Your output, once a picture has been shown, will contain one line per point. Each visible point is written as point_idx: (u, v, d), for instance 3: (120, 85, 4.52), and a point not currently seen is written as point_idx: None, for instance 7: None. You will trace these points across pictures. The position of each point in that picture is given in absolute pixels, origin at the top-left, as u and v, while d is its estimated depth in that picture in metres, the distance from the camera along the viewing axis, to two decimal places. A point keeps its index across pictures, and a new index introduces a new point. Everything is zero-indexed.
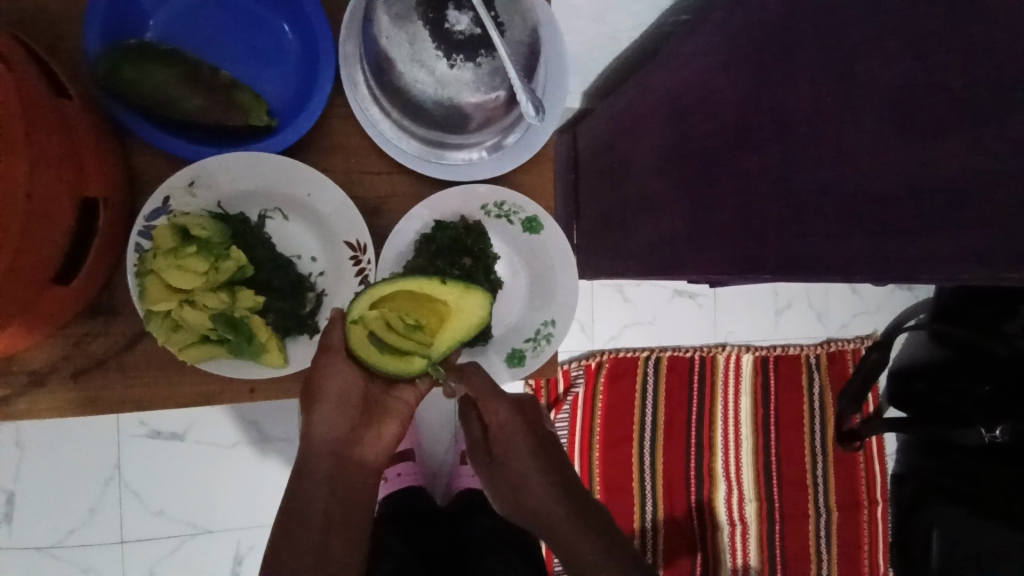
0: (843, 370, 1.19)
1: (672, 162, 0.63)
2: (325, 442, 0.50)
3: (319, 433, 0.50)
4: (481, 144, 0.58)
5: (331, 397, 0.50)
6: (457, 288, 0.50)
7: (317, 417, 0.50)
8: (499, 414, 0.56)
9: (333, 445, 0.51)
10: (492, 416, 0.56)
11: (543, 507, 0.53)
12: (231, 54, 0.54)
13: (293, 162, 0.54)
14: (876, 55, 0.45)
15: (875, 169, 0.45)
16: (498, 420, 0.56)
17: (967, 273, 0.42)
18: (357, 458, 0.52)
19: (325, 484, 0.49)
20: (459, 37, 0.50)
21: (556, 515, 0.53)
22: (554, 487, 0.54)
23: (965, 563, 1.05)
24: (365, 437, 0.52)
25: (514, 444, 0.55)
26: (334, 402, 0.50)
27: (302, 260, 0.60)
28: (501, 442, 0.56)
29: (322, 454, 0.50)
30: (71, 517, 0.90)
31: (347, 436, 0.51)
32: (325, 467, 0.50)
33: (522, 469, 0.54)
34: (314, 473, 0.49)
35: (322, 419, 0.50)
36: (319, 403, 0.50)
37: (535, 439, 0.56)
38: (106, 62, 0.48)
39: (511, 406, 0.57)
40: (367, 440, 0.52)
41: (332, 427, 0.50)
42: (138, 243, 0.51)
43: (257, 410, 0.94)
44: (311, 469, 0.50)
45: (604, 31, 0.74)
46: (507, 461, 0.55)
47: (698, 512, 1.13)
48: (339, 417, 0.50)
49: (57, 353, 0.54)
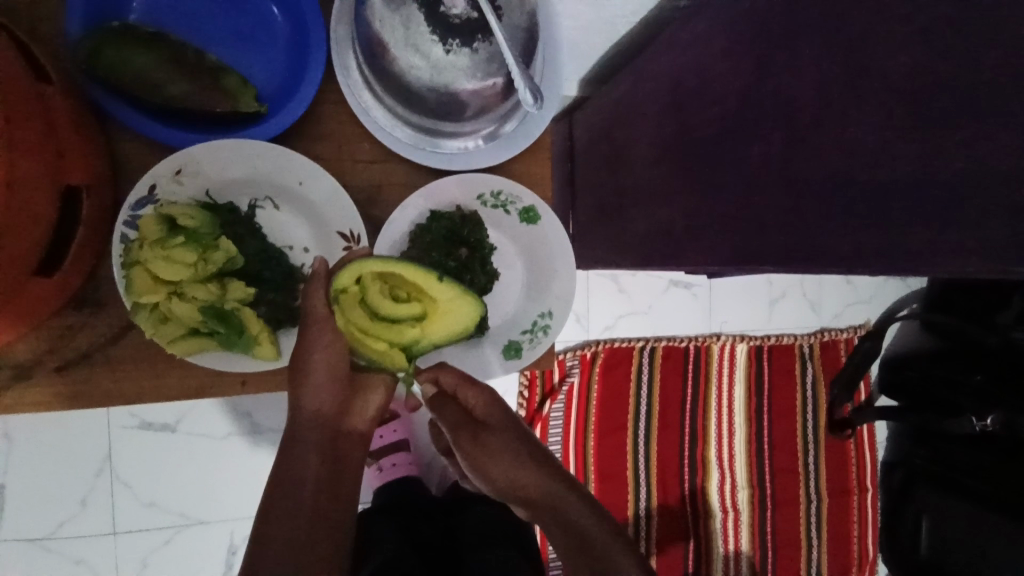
0: (836, 358, 1.19)
1: (670, 151, 0.62)
2: (314, 417, 0.49)
3: (308, 410, 0.49)
4: (477, 132, 0.56)
5: (320, 374, 0.49)
6: (452, 290, 0.50)
7: (306, 395, 0.49)
8: (479, 400, 0.56)
9: (323, 418, 0.49)
10: (475, 401, 0.56)
11: (534, 481, 0.53)
12: (218, 36, 0.53)
13: (282, 149, 0.53)
14: (883, 42, 0.44)
15: (879, 160, 0.44)
16: (480, 407, 0.56)
17: (972, 267, 0.42)
18: (346, 432, 0.51)
19: (317, 458, 0.48)
20: (456, 21, 0.48)
21: (541, 491, 0.53)
22: (538, 465, 0.54)
23: (952, 551, 1.06)
24: (352, 408, 0.51)
25: (499, 427, 0.55)
26: (322, 375, 0.49)
27: (294, 251, 0.59)
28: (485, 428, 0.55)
29: (311, 429, 0.49)
30: (62, 509, 0.89)
31: (336, 409, 0.50)
32: (317, 440, 0.49)
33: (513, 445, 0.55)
34: (306, 447, 0.48)
35: (311, 396, 0.49)
36: (308, 380, 0.49)
37: (515, 423, 0.57)
38: (86, 44, 0.46)
39: (492, 392, 0.57)
40: (355, 411, 0.51)
41: (321, 403, 0.49)
42: (123, 233, 0.50)
43: (249, 401, 0.93)
44: (303, 442, 0.49)
45: (603, 17, 0.72)
46: (493, 441, 0.54)
47: (691, 499, 1.13)
48: (327, 390, 0.49)
49: (41, 346, 0.52)
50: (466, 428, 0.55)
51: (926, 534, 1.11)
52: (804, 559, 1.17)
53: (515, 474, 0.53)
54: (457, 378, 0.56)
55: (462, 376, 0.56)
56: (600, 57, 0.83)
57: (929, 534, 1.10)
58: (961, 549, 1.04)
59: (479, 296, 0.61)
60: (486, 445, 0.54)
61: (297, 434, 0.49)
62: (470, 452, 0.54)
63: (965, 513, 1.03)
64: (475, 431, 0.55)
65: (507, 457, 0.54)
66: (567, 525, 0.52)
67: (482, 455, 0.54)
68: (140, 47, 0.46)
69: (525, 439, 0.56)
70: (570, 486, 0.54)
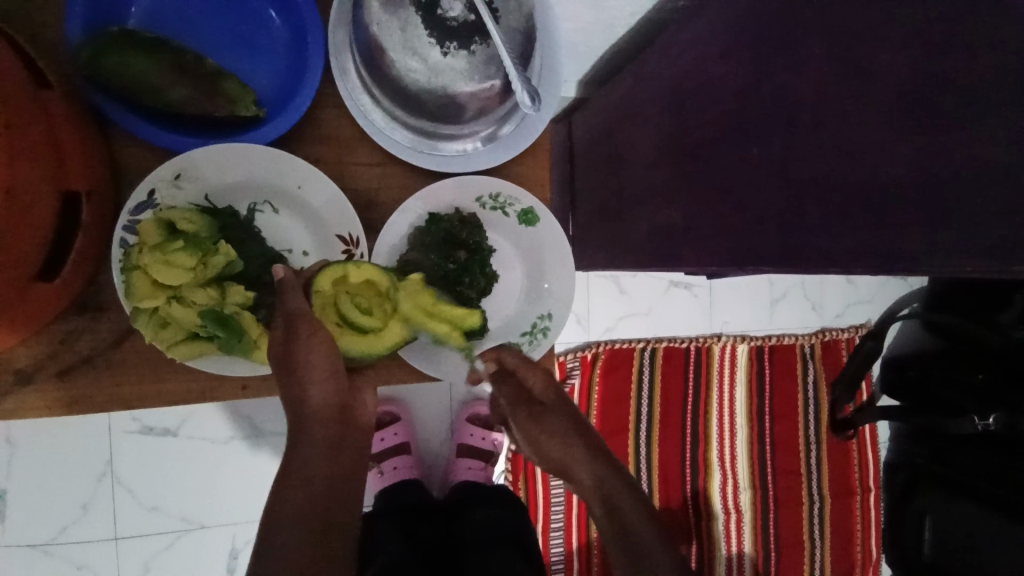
0: (837, 359, 1.19)
1: (669, 153, 0.62)
2: (320, 412, 0.47)
3: (314, 403, 0.47)
4: (476, 135, 0.57)
5: (321, 366, 0.47)
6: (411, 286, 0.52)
7: (310, 387, 0.47)
8: (538, 381, 0.55)
9: (328, 414, 0.48)
10: (533, 382, 0.55)
11: (586, 465, 0.54)
12: (217, 41, 0.53)
13: (281, 153, 0.53)
14: (881, 42, 0.44)
15: (878, 160, 0.44)
16: (539, 389, 0.55)
17: (970, 267, 0.42)
18: (350, 424, 0.49)
19: (325, 455, 0.47)
20: (453, 23, 0.49)
21: (590, 474, 0.54)
22: (591, 450, 0.54)
23: (956, 551, 1.06)
24: (351, 402, 0.50)
25: (555, 410, 0.55)
26: (326, 369, 0.48)
27: (293, 255, 0.59)
28: (542, 410, 0.55)
29: (318, 419, 0.47)
30: (64, 514, 0.89)
31: (339, 403, 0.49)
32: (325, 431, 0.48)
33: (567, 432, 0.54)
34: (314, 440, 0.47)
35: (316, 389, 0.47)
36: (311, 372, 0.47)
37: (575, 410, 0.56)
38: (86, 50, 0.46)
39: (550, 375, 0.56)
40: (353, 404, 0.50)
41: (325, 394, 0.48)
42: (123, 238, 0.50)
43: (250, 405, 0.93)
44: (309, 439, 0.47)
45: (601, 19, 0.72)
46: (548, 424, 0.54)
47: (694, 501, 1.13)
48: (332, 380, 0.48)
49: (42, 352, 0.52)
50: (523, 406, 0.55)
51: (929, 536, 1.10)
52: (807, 559, 1.17)
53: (567, 457, 0.54)
54: (519, 360, 0.55)
55: (523, 357, 0.55)
56: (599, 59, 0.83)
57: (932, 535, 1.09)
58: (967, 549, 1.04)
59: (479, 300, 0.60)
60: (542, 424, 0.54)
61: (303, 427, 0.48)
62: (525, 427, 0.55)
63: (968, 513, 1.03)
64: (531, 410, 0.54)
65: (560, 440, 0.54)
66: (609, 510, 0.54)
67: (538, 432, 0.54)
68: (140, 53, 0.46)
69: (580, 424, 0.56)
70: (616, 476, 0.55)
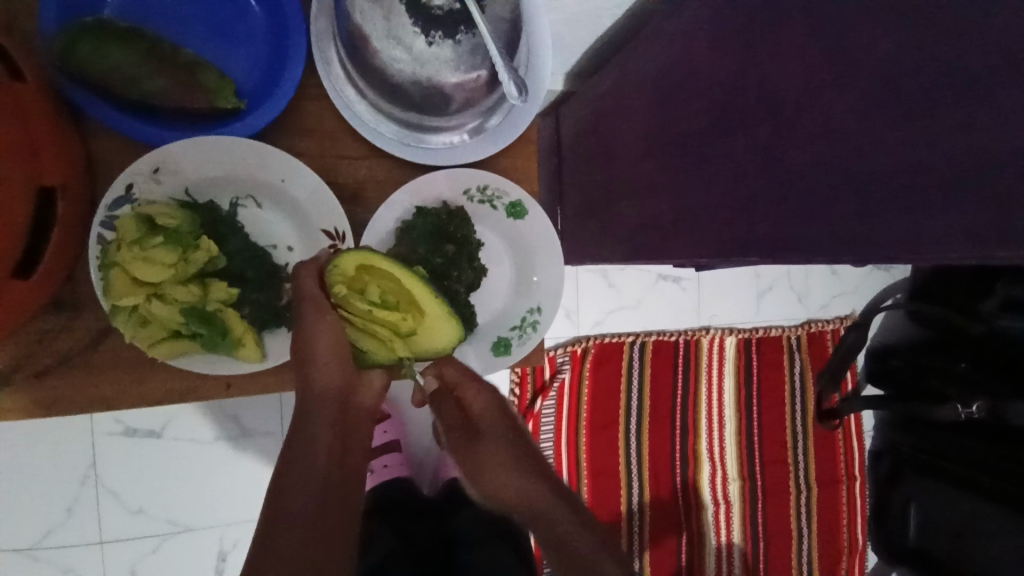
0: (823, 349, 1.20)
1: (656, 145, 0.62)
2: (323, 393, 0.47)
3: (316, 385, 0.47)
4: (462, 127, 0.56)
5: (320, 351, 0.47)
6: (442, 310, 0.50)
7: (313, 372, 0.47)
8: (479, 401, 0.54)
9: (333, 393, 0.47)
10: (471, 402, 0.54)
11: (529, 495, 0.51)
12: (194, 30, 0.51)
13: (263, 147, 0.52)
14: (868, 28, 0.43)
15: (866, 148, 0.44)
16: (477, 409, 0.54)
17: (958, 253, 0.41)
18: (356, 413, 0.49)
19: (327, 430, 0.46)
20: (438, 12, 0.48)
21: (531, 497, 0.51)
22: (534, 477, 0.52)
23: (942, 536, 1.06)
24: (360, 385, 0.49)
25: (496, 433, 0.53)
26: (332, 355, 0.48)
27: (278, 250, 0.58)
28: (480, 433, 0.53)
29: (323, 403, 0.47)
30: (48, 519, 0.87)
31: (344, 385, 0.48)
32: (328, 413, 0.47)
33: (501, 459, 0.52)
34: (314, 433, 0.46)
35: (318, 371, 0.47)
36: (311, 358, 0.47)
37: (512, 429, 0.54)
38: (61, 40, 0.45)
39: (490, 393, 0.55)
40: (362, 387, 0.49)
41: (331, 378, 0.47)
42: (99, 234, 0.48)
43: (236, 404, 0.92)
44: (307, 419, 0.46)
45: (587, 9, 0.71)
46: (483, 451, 0.52)
47: (683, 492, 1.13)
48: (338, 364, 0.48)
49: (18, 352, 0.51)
50: (461, 428, 0.54)
51: (914, 520, 1.11)
52: (795, 549, 1.18)
53: (502, 488, 0.51)
54: (459, 376, 0.54)
55: (464, 373, 0.54)
56: (585, 52, 0.82)
57: (918, 520, 1.10)
58: (952, 535, 1.04)
59: (466, 293, 0.61)
60: (480, 452, 0.52)
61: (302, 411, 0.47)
62: (465, 455, 0.53)
63: (959, 503, 1.01)
64: (467, 434, 0.54)
65: (493, 470, 0.51)
66: (552, 531, 0.51)
67: (475, 462, 0.52)
68: (117, 44, 0.45)
69: (526, 450, 0.54)
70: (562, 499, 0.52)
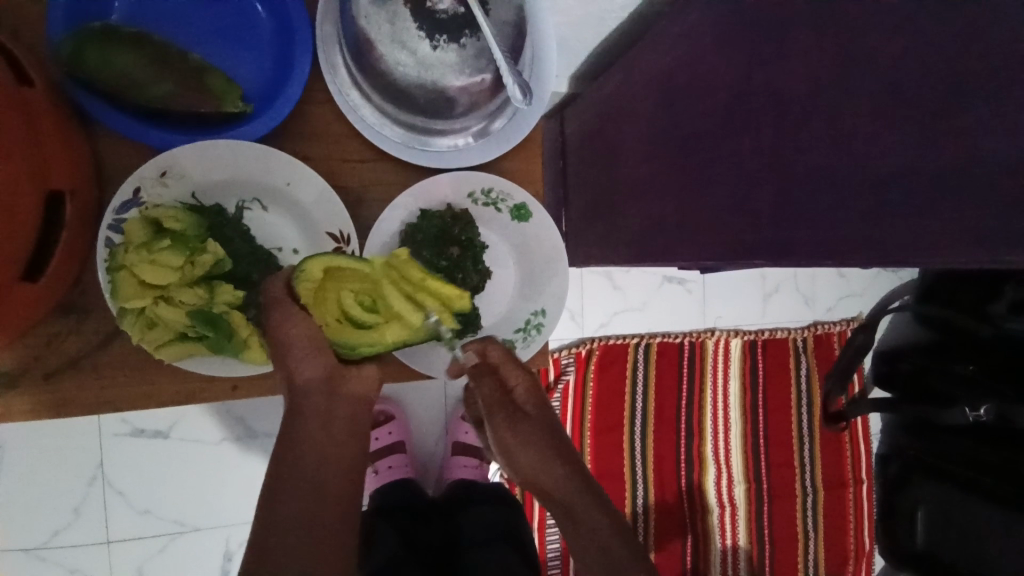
0: (829, 352, 1.20)
1: (661, 148, 0.62)
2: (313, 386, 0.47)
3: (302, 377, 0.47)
4: (467, 130, 0.56)
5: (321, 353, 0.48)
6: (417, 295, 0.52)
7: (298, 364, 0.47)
8: (521, 382, 0.54)
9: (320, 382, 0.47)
10: (516, 382, 0.54)
11: (567, 480, 0.52)
12: (201, 35, 0.52)
13: (269, 151, 0.53)
14: (874, 32, 0.43)
15: (871, 152, 0.44)
16: (520, 391, 0.54)
17: (965, 257, 0.41)
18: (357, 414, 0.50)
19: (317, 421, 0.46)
20: (442, 16, 0.48)
21: (568, 484, 0.52)
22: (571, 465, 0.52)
23: (951, 540, 1.04)
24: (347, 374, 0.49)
25: (539, 415, 0.54)
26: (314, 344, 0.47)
27: (283, 252, 0.58)
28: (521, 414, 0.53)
29: (311, 394, 0.46)
30: (56, 519, 0.87)
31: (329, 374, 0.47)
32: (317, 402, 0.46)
33: (542, 441, 0.52)
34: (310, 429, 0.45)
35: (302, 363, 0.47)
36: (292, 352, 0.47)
37: (551, 413, 0.55)
38: (69, 45, 0.45)
39: (532, 377, 0.55)
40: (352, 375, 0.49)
41: (316, 369, 0.47)
42: (108, 237, 0.49)
43: (242, 406, 0.92)
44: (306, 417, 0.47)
45: (592, 12, 0.71)
46: (527, 432, 0.52)
47: (689, 495, 1.13)
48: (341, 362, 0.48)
49: (27, 354, 0.51)
50: (502, 408, 0.54)
51: (923, 524, 1.10)
52: (801, 552, 1.17)
53: (543, 469, 0.52)
54: (506, 356, 0.55)
55: (509, 353, 0.55)
56: (590, 55, 0.82)
57: (928, 524, 1.09)
58: (962, 539, 1.03)
59: (471, 295, 0.61)
60: (524, 433, 0.52)
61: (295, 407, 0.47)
62: (505, 435, 0.53)
63: (970, 506, 1.00)
64: (509, 414, 0.53)
65: (537, 450, 0.52)
66: (575, 517, 0.52)
67: (517, 442, 0.52)
68: (124, 49, 0.46)
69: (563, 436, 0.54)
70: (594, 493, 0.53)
